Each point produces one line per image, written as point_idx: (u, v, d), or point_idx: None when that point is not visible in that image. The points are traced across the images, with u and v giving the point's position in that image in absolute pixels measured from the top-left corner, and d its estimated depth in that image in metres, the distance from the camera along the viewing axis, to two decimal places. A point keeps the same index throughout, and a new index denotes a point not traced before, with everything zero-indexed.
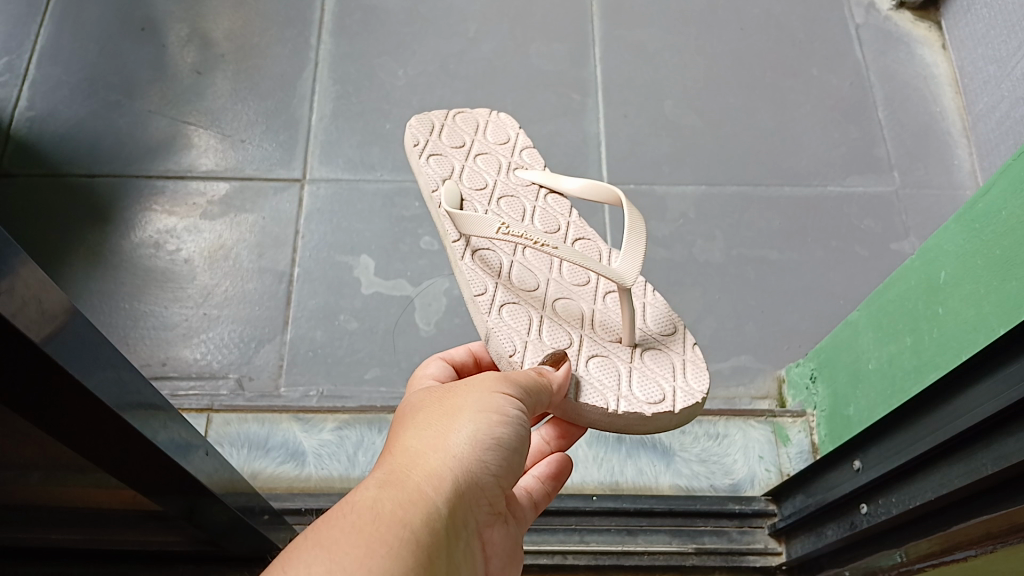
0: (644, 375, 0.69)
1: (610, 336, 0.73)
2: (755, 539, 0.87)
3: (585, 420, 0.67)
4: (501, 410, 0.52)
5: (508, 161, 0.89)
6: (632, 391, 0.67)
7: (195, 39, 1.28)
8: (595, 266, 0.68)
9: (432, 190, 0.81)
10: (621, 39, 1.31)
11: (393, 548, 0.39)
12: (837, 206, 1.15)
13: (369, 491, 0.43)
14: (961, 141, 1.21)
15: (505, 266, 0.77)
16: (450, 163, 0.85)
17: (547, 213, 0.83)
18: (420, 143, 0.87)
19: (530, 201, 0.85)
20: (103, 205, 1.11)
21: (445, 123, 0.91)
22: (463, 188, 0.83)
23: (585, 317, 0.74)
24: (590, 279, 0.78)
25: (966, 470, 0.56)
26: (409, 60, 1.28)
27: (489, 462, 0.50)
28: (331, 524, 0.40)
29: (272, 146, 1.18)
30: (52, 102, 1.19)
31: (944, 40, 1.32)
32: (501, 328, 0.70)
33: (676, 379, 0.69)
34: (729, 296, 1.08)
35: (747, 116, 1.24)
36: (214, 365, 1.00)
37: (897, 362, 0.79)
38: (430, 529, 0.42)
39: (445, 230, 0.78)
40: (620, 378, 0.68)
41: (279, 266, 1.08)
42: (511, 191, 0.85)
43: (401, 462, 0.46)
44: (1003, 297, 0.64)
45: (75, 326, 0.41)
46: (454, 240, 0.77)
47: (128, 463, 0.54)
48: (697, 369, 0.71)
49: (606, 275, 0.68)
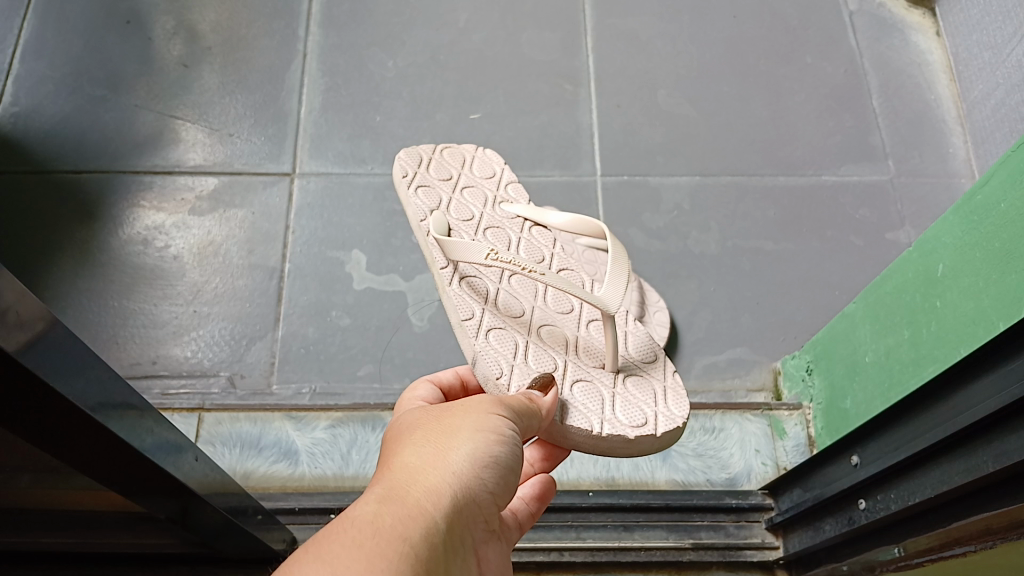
0: (627, 400, 0.69)
1: (594, 362, 0.72)
2: (753, 533, 0.86)
3: (570, 441, 0.66)
4: (499, 430, 0.52)
5: (493, 193, 0.88)
6: (616, 414, 0.67)
7: (182, 32, 1.26)
8: (581, 293, 0.68)
9: (420, 220, 0.80)
10: (613, 28, 1.30)
11: (392, 563, 0.38)
12: (832, 196, 1.15)
13: (368, 506, 0.42)
14: (956, 129, 1.21)
15: (492, 292, 0.76)
16: (438, 195, 0.84)
17: (532, 244, 0.83)
18: (408, 175, 0.86)
19: (515, 232, 0.84)
20: (91, 201, 1.10)
21: (433, 157, 0.90)
22: (450, 220, 0.82)
23: (569, 342, 0.74)
24: (574, 306, 0.78)
25: (966, 467, 0.55)
26: (400, 51, 1.26)
27: (487, 480, 0.49)
28: (331, 538, 0.39)
29: (261, 140, 1.16)
30: (36, 98, 1.17)
31: (938, 27, 1.31)
32: (487, 352, 0.69)
33: (658, 405, 0.69)
34: (724, 287, 1.07)
35: (741, 105, 1.23)
36: (205, 363, 0.99)
37: (895, 355, 0.78)
38: (429, 546, 0.41)
39: (432, 257, 0.77)
40: (603, 402, 0.68)
41: (270, 261, 1.07)
42: (497, 223, 0.84)
43: (400, 478, 0.46)
44: (1003, 290, 0.64)
45: (57, 336, 0.40)
46: (441, 266, 0.76)
47: (114, 471, 0.53)
48: (678, 396, 0.70)
49: (591, 302, 0.68)
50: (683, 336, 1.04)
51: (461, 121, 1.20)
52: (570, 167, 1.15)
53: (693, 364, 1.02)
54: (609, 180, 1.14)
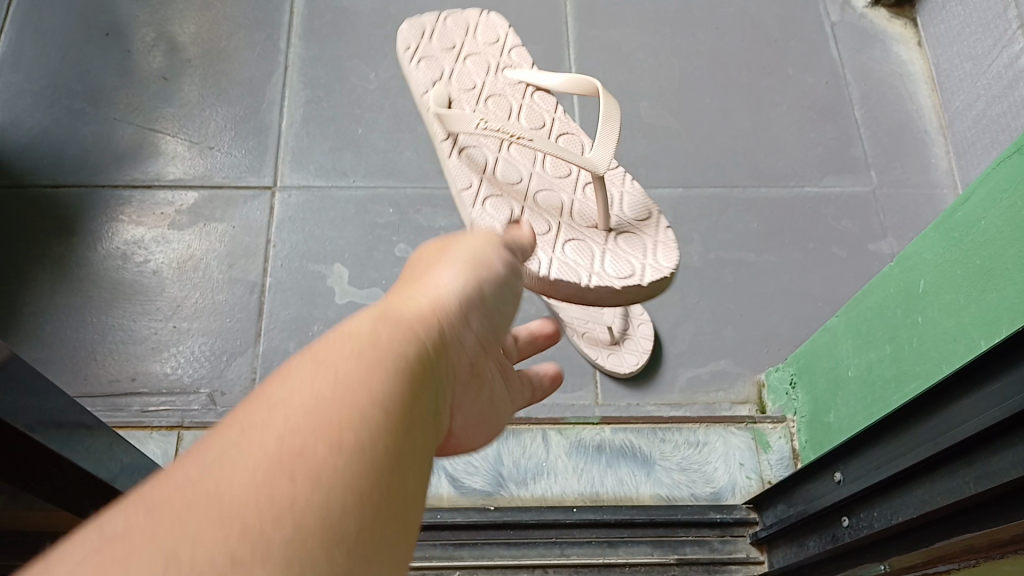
0: (617, 254, 0.81)
1: (587, 224, 0.85)
2: (738, 549, 0.86)
3: (562, 293, 0.79)
4: (458, 272, 0.49)
5: (520, 91, 0.97)
6: (604, 267, 0.79)
7: (161, 43, 1.24)
8: (570, 156, 0.80)
9: (422, 94, 0.94)
10: (595, 39, 1.30)
11: (340, 388, 0.33)
12: (814, 207, 1.15)
13: (307, 353, 0.36)
14: (938, 139, 1.21)
15: (489, 163, 0.90)
16: (438, 65, 0.97)
17: (533, 111, 0.95)
18: (411, 47, 0.98)
19: (517, 99, 0.96)
20: (69, 216, 1.08)
21: (436, 26, 1.01)
22: (452, 89, 0.95)
23: (564, 208, 0.87)
24: (572, 172, 0.91)
25: (947, 489, 0.55)
26: (382, 62, 1.26)
27: (448, 317, 0.44)
28: (231, 433, 0.31)
29: (242, 153, 1.15)
30: (14, 111, 1.16)
31: (920, 37, 1.31)
32: (483, 218, 0.83)
33: (647, 258, 0.81)
34: (707, 300, 1.07)
35: (723, 116, 1.23)
36: (185, 379, 0.98)
37: (876, 371, 0.78)
38: (386, 365, 0.36)
39: (435, 134, 0.92)
40: (593, 257, 0.81)
41: (251, 276, 1.06)
42: (499, 91, 0.96)
43: (343, 334, 0.37)
44: (984, 308, 0.64)
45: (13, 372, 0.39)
46: (442, 140, 0.91)
47: (81, 504, 0.52)
48: (668, 249, 0.82)
49: (581, 166, 0.80)
50: (666, 349, 1.04)
51: None
52: None
53: (676, 377, 1.02)
54: None
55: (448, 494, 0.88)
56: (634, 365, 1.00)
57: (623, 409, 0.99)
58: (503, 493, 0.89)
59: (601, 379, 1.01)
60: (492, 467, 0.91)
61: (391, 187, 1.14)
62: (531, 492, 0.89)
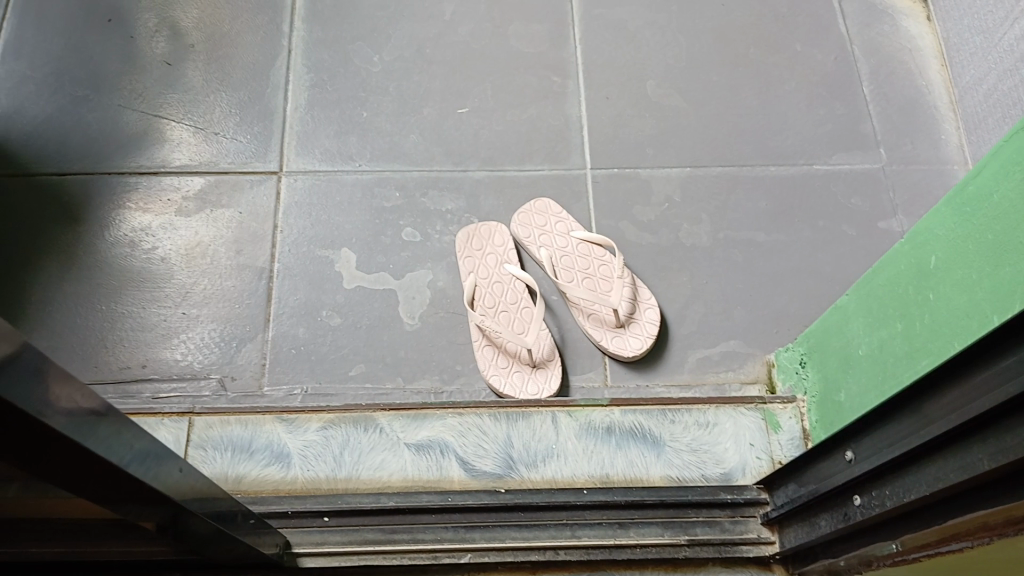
0: (524, 374, 0.98)
1: (516, 370, 0.98)
2: (749, 528, 0.86)
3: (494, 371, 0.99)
4: None
5: (502, 253, 1.07)
6: (520, 374, 0.98)
7: (164, 28, 1.23)
8: (502, 379, 0.97)
9: (463, 249, 1.07)
10: (601, 18, 1.28)
11: None
12: (824, 185, 1.14)
13: None
14: (948, 115, 1.20)
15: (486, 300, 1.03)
16: (484, 256, 1.07)
17: (523, 324, 1.01)
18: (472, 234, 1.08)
19: (520, 305, 1.03)
20: (76, 204, 1.08)
21: (491, 229, 1.09)
22: (482, 282, 1.04)
23: (502, 369, 0.98)
24: (532, 369, 0.98)
25: (962, 466, 0.55)
26: (386, 44, 1.25)
27: None
28: None
29: (247, 138, 1.15)
30: (18, 98, 1.15)
31: (929, 11, 1.30)
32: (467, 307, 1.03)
33: (546, 373, 0.98)
34: (716, 280, 1.07)
35: (730, 95, 1.22)
36: (195, 366, 0.99)
37: (888, 349, 0.78)
38: None
39: (462, 249, 1.07)
40: (509, 371, 0.98)
41: (259, 261, 1.06)
42: (508, 287, 1.05)
43: None
44: (998, 283, 0.63)
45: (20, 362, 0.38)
46: (463, 261, 1.06)
47: (96, 490, 0.51)
48: (554, 375, 0.98)
49: (513, 381, 0.97)
50: (674, 330, 1.04)
51: (449, 116, 1.19)
52: (560, 161, 1.15)
53: (685, 358, 1.02)
54: (599, 173, 1.14)
55: (459, 477, 0.89)
56: (638, 349, 1.00)
57: (632, 390, 0.99)
58: (513, 476, 0.89)
59: (609, 361, 1.01)
60: (502, 449, 0.91)
61: (397, 171, 1.13)
62: (541, 474, 0.90)
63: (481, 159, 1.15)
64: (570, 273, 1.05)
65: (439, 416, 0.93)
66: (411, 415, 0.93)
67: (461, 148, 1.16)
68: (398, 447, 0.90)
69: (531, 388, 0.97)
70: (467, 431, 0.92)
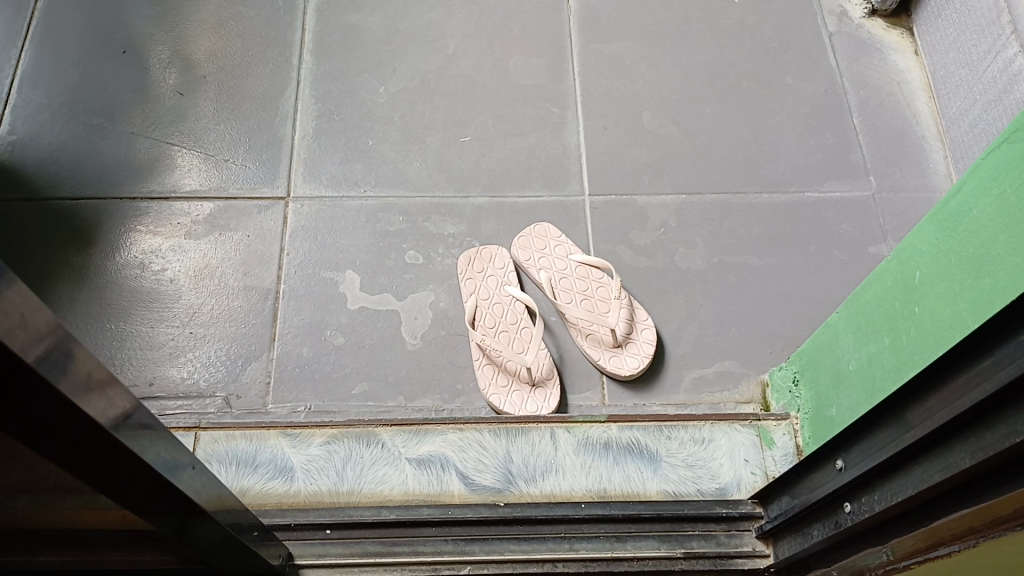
0: (522, 394, 1.00)
1: (516, 388, 1.01)
2: (744, 542, 0.87)
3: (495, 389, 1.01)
4: None
5: (502, 275, 1.10)
6: (518, 395, 1.00)
7: (176, 61, 1.28)
8: (500, 396, 1.00)
9: (465, 271, 1.10)
10: (598, 52, 1.33)
11: None
12: (815, 212, 1.17)
13: None
14: (935, 145, 1.24)
15: (485, 322, 1.06)
16: (483, 280, 1.09)
17: (523, 343, 1.04)
18: (474, 258, 1.11)
19: (520, 326, 1.06)
20: (88, 227, 1.12)
21: (492, 254, 1.12)
22: (480, 304, 1.07)
23: (500, 387, 1.00)
24: (528, 388, 1.01)
25: (945, 465, 0.57)
26: (391, 76, 1.29)
27: None
28: None
29: (255, 165, 1.19)
30: (33, 126, 1.19)
31: (916, 46, 1.34)
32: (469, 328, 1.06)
33: (543, 394, 1.01)
34: (711, 302, 1.10)
35: (723, 125, 1.26)
36: (201, 384, 1.01)
37: (877, 362, 0.80)
38: None
39: (464, 271, 1.10)
40: (509, 391, 1.00)
41: (265, 283, 1.09)
42: (507, 309, 1.07)
43: None
44: (977, 293, 0.66)
45: (53, 357, 0.40)
46: (465, 283, 1.09)
47: (122, 492, 0.53)
48: (551, 396, 1.01)
49: (511, 398, 1.00)
50: (670, 350, 1.06)
51: (451, 144, 1.22)
52: (559, 188, 1.19)
53: (682, 378, 1.04)
54: (596, 200, 1.17)
55: (459, 491, 0.90)
56: (634, 368, 1.03)
57: (629, 408, 1.02)
58: (513, 490, 0.91)
59: (607, 380, 1.04)
60: (501, 464, 0.93)
61: (400, 197, 1.17)
62: (540, 488, 0.91)
63: (481, 186, 1.18)
64: (569, 294, 1.08)
65: (441, 431, 0.95)
66: (411, 431, 0.95)
67: (462, 175, 1.19)
68: (399, 461, 0.92)
69: (530, 406, 0.99)
70: (467, 445, 0.94)
